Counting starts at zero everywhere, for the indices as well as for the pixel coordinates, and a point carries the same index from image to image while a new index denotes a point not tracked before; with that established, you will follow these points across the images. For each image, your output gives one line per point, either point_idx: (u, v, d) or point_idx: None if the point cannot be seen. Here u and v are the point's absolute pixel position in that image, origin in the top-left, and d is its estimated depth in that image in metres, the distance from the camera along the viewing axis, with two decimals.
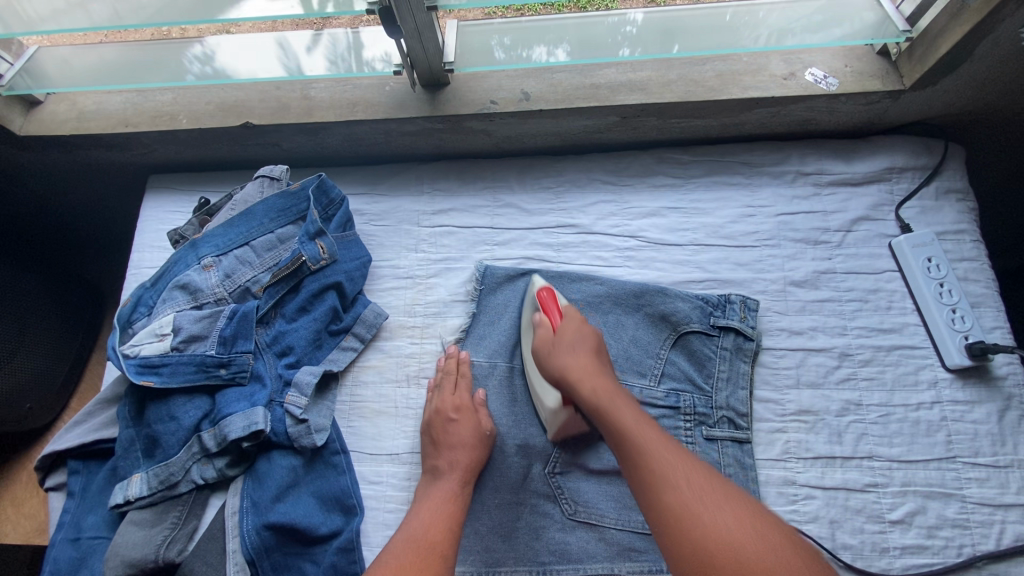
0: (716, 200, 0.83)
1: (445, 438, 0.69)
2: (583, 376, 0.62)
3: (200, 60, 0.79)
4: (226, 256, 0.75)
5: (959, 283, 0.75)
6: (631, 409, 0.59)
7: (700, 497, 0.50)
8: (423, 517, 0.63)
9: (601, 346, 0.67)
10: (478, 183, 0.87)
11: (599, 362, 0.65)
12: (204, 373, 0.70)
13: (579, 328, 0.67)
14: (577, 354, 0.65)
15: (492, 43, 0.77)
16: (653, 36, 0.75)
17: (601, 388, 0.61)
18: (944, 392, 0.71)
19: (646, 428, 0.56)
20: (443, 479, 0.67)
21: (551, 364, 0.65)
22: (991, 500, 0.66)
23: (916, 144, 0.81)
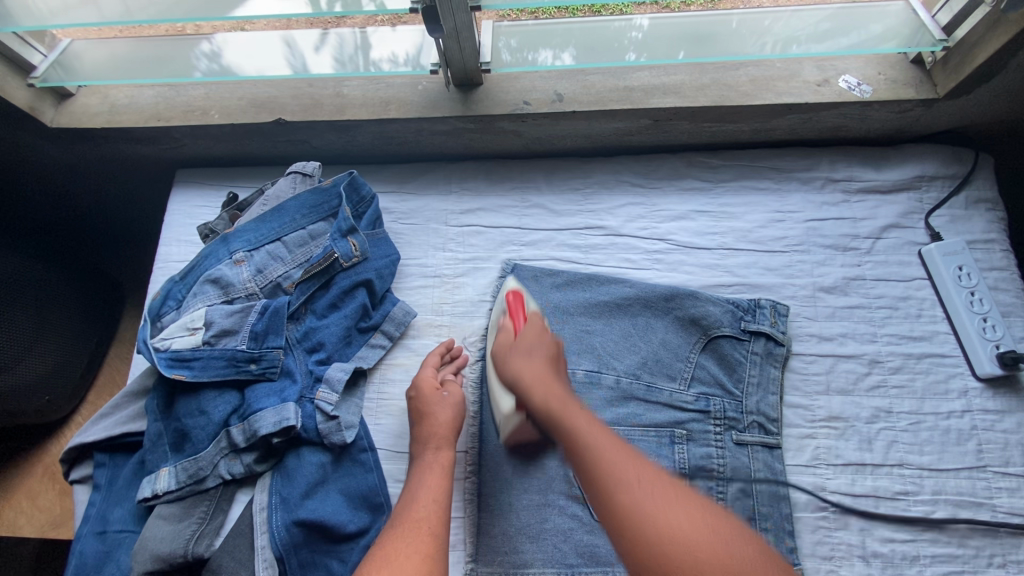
0: (745, 205, 0.83)
1: (423, 414, 0.69)
2: (536, 383, 0.63)
3: (208, 57, 0.80)
4: (258, 251, 0.75)
5: (990, 292, 0.75)
6: (582, 412, 0.59)
7: (664, 505, 0.49)
8: (412, 494, 0.62)
9: (557, 356, 0.68)
10: (507, 183, 0.87)
11: (556, 370, 0.66)
12: (235, 368, 0.70)
13: (539, 335, 0.69)
14: (532, 359, 0.66)
15: (512, 44, 0.78)
16: (659, 45, 0.75)
17: (553, 394, 0.62)
18: (975, 401, 0.71)
19: (597, 430, 0.56)
20: (423, 455, 0.66)
21: (507, 371, 0.66)
22: (1021, 509, 0.67)
23: (946, 152, 0.81)
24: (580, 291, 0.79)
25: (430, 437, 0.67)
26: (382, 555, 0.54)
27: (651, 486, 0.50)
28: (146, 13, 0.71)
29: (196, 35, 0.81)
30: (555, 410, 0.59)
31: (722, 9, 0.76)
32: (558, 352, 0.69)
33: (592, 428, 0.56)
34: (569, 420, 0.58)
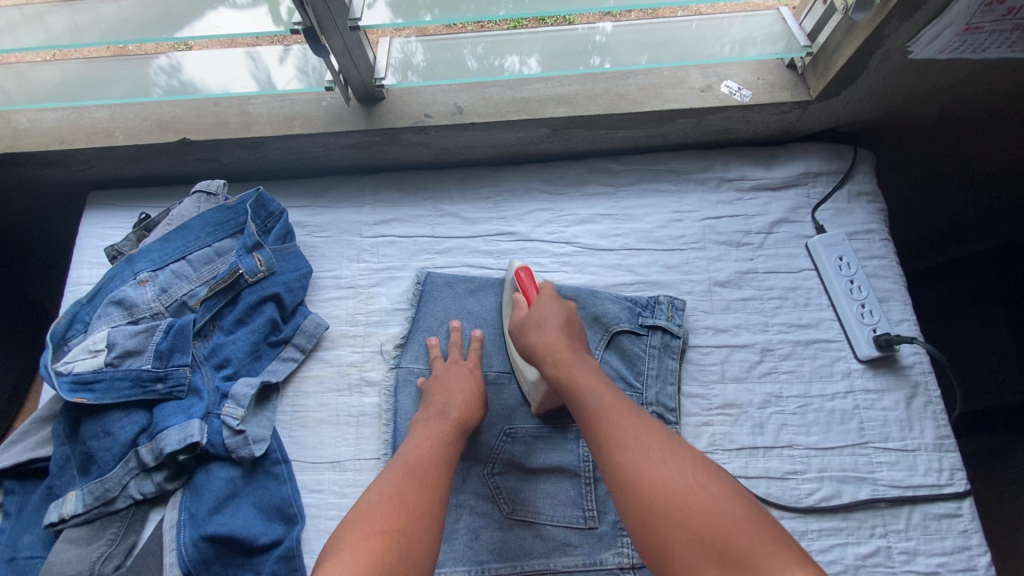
0: (645, 206, 0.87)
1: (444, 388, 0.72)
2: (547, 351, 0.68)
3: (166, 71, 0.79)
4: (162, 271, 0.75)
5: (868, 279, 0.80)
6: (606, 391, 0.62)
7: (652, 459, 0.53)
8: (421, 451, 0.63)
9: (573, 317, 0.73)
10: (420, 194, 0.89)
11: (569, 334, 0.71)
12: (140, 388, 0.70)
13: (551, 303, 0.72)
14: (547, 327, 0.70)
15: (428, 56, 0.80)
16: (623, 46, 0.79)
17: (562, 360, 0.67)
18: (857, 381, 0.76)
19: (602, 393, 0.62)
20: (440, 421, 0.67)
21: (526, 339, 0.71)
22: (900, 481, 0.71)
23: (829, 149, 0.87)
24: (492, 296, 0.82)
25: (444, 411, 0.69)
26: (386, 500, 0.57)
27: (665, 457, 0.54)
28: (75, 33, 0.72)
29: (141, 56, 0.80)
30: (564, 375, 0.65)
31: (657, 18, 0.80)
32: (570, 314, 0.73)
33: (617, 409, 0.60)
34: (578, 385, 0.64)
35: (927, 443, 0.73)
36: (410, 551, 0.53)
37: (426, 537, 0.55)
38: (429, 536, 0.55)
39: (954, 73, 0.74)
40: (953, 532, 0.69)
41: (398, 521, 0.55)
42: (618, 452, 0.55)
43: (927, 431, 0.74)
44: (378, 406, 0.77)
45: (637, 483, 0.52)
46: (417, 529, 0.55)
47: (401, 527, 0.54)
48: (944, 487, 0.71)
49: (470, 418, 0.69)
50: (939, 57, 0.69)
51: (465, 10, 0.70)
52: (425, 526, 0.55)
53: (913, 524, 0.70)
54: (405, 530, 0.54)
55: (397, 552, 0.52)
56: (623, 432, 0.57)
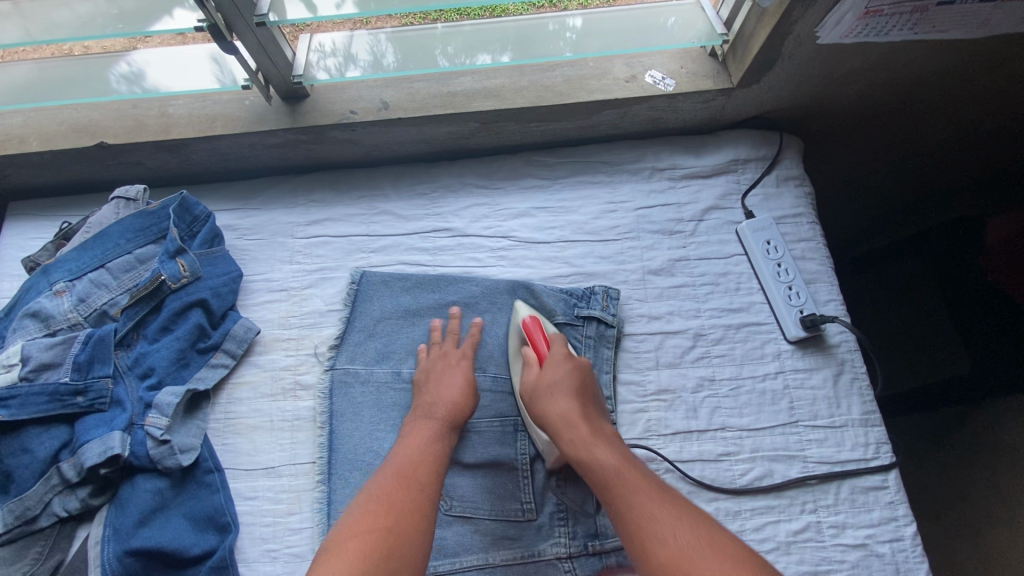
0: (580, 198, 0.87)
1: (433, 385, 0.72)
2: (562, 426, 0.67)
3: (128, 80, 0.76)
4: (80, 281, 0.73)
5: (796, 262, 0.82)
6: (650, 493, 0.60)
7: (699, 553, 0.54)
8: (412, 453, 0.65)
9: (585, 380, 0.71)
10: (355, 192, 0.88)
11: (583, 403, 0.69)
12: (59, 403, 0.67)
13: (562, 364, 0.71)
14: (559, 398, 0.68)
15: (398, 57, 0.78)
16: (592, 38, 0.79)
17: (579, 437, 0.66)
18: (787, 362, 0.77)
19: (629, 475, 0.62)
20: (431, 421, 0.69)
21: (536, 409, 0.69)
22: (829, 457, 0.73)
23: (755, 136, 0.88)
24: (429, 293, 0.82)
25: (430, 410, 0.70)
26: (376, 503, 0.59)
27: (715, 565, 0.53)
28: None
29: (76, 55, 0.77)
30: (585, 457, 0.64)
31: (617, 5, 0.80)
32: (583, 375, 0.71)
33: (654, 505, 0.58)
34: (600, 467, 0.63)
35: (854, 419, 0.75)
36: (401, 549, 0.56)
37: (413, 533, 0.57)
38: (417, 536, 0.57)
39: (868, 59, 0.76)
40: (880, 505, 0.71)
41: (385, 520, 0.57)
42: (660, 557, 0.55)
43: (854, 407, 0.75)
44: (313, 410, 0.76)
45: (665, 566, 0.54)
46: (405, 527, 0.57)
47: (389, 526, 0.57)
48: (870, 461, 0.73)
49: (460, 412, 0.70)
50: (846, 41, 0.71)
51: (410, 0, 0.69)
52: (414, 526, 0.58)
53: (841, 498, 0.72)
54: (392, 529, 0.56)
55: (386, 552, 0.55)
56: (654, 522, 0.57)
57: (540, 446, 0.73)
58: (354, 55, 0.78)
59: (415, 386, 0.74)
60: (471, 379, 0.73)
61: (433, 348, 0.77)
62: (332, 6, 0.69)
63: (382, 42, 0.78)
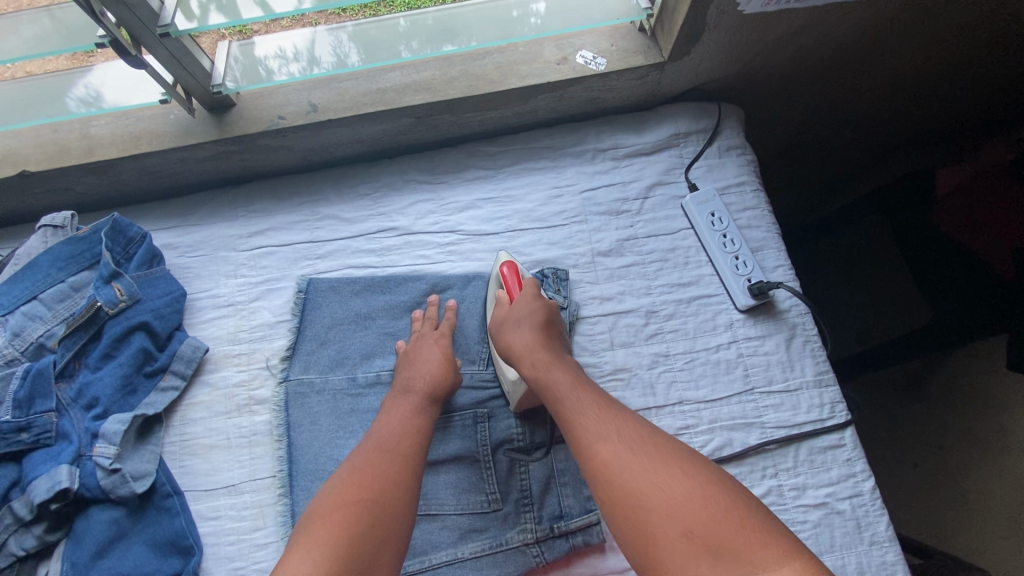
0: (526, 186, 0.86)
1: (412, 360, 0.73)
2: (522, 350, 0.68)
3: (87, 101, 0.73)
4: (13, 315, 0.71)
5: (741, 231, 0.82)
6: (595, 410, 0.61)
7: (631, 455, 0.55)
8: (391, 428, 0.66)
9: (551, 317, 0.72)
10: (296, 199, 0.86)
11: (547, 335, 0.70)
12: (3, 441, 0.66)
13: (530, 303, 0.72)
14: (523, 328, 0.70)
15: (363, 54, 0.76)
16: (559, 15, 0.78)
17: (539, 360, 0.67)
18: (739, 331, 0.78)
19: (579, 393, 0.63)
20: (410, 396, 0.69)
21: (501, 338, 0.71)
22: (786, 421, 0.74)
23: (695, 108, 0.88)
24: (379, 294, 0.81)
25: (410, 385, 0.70)
26: (359, 472, 0.60)
27: (652, 465, 0.54)
28: None
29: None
30: (543, 374, 0.66)
31: None
32: (551, 312, 0.72)
33: (596, 416, 0.60)
34: (552, 383, 0.65)
35: (808, 380, 0.76)
36: (382, 517, 0.56)
37: (400, 504, 0.58)
38: (401, 506, 0.58)
39: (794, 23, 0.76)
40: (838, 463, 0.72)
41: (369, 490, 0.58)
42: (599, 447, 0.57)
43: (807, 369, 0.76)
44: (270, 424, 0.75)
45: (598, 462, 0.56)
46: (388, 497, 0.58)
47: (371, 496, 0.57)
48: (827, 420, 0.74)
49: (439, 386, 0.70)
50: (770, 8, 0.71)
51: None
52: (396, 495, 0.59)
53: (801, 460, 0.73)
54: (375, 499, 0.57)
55: (368, 519, 0.55)
56: (596, 425, 0.59)
57: (507, 384, 0.74)
58: (319, 57, 0.76)
59: (398, 364, 0.75)
60: (450, 353, 0.74)
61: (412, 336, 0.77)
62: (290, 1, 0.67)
63: (347, 41, 0.76)
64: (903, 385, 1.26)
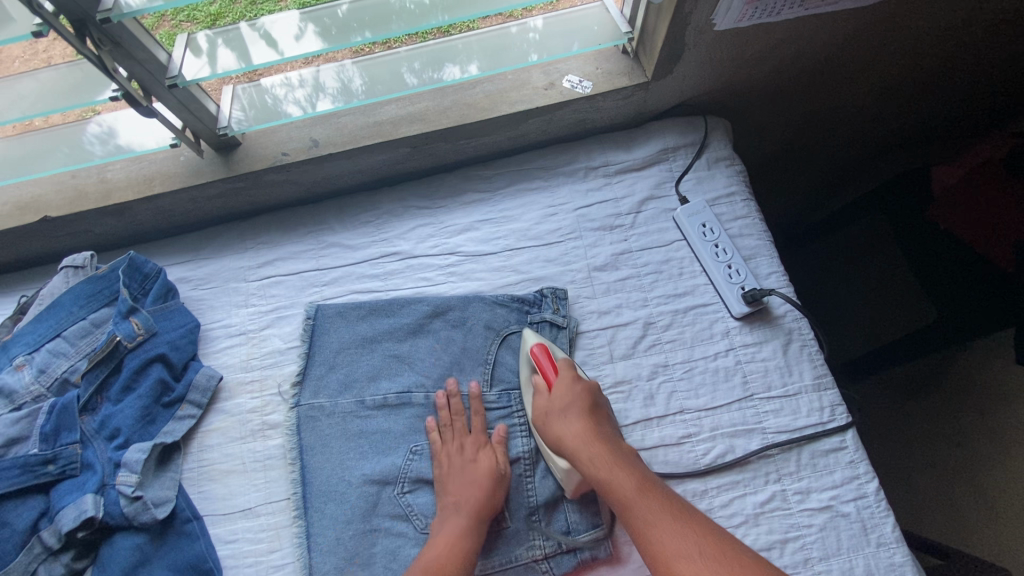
0: (522, 205, 0.89)
1: (455, 475, 0.72)
2: (580, 445, 0.68)
3: (101, 140, 0.78)
4: (38, 352, 0.74)
5: (733, 240, 0.84)
6: (665, 519, 0.61)
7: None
8: (438, 554, 0.65)
9: (596, 403, 0.72)
10: (302, 229, 0.90)
11: (593, 421, 0.70)
12: (31, 473, 0.69)
13: (571, 388, 0.72)
14: (572, 420, 0.70)
15: (366, 79, 0.80)
16: (554, 40, 0.82)
17: (597, 457, 0.68)
18: (736, 338, 0.79)
19: (648, 498, 0.63)
20: (456, 517, 0.69)
21: (550, 432, 0.71)
22: (787, 426, 0.75)
23: (683, 123, 0.91)
24: (384, 317, 0.84)
25: (457, 505, 0.70)
26: None
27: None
28: None
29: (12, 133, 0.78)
30: (606, 479, 0.66)
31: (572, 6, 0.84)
32: (594, 394, 0.73)
33: (670, 530, 0.60)
34: (617, 489, 0.64)
35: (807, 384, 0.77)
36: None
37: None
38: None
39: (770, 38, 0.79)
40: (841, 465, 0.73)
41: None
42: (681, 570, 0.57)
43: (805, 372, 0.77)
44: (283, 448, 0.78)
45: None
46: None
47: None
48: (828, 423, 0.75)
49: (484, 503, 0.70)
50: (743, 24, 0.74)
51: (357, 29, 0.71)
52: None
53: (803, 464, 0.73)
54: None
55: None
56: (665, 534, 0.60)
57: (557, 472, 0.72)
58: (322, 83, 0.80)
59: (436, 465, 0.74)
60: (496, 468, 0.73)
61: (444, 428, 0.76)
62: (294, 41, 0.70)
63: (351, 66, 0.80)
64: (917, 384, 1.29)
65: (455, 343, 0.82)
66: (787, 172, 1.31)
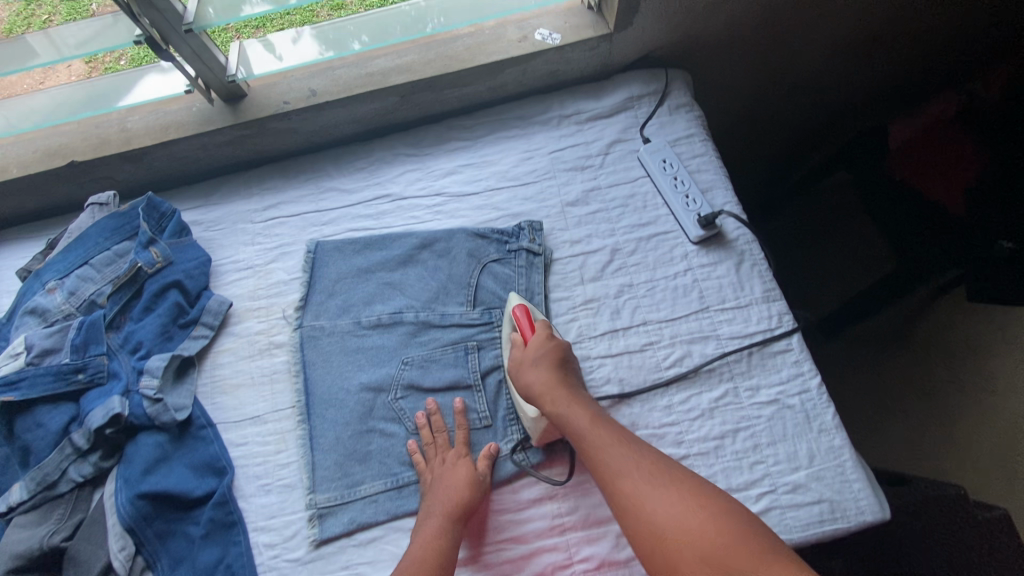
0: (502, 150, 0.98)
1: (436, 479, 0.75)
2: (546, 391, 0.74)
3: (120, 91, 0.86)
4: (68, 277, 0.83)
5: (691, 175, 0.93)
6: (617, 448, 0.68)
7: (652, 491, 0.63)
8: (414, 554, 0.68)
9: (565, 357, 0.78)
10: (301, 176, 0.99)
11: (562, 374, 0.76)
12: (63, 381, 0.78)
13: (544, 344, 0.77)
14: (542, 372, 0.75)
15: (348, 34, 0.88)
16: None
17: (561, 398, 0.73)
18: (694, 260, 0.88)
19: (599, 428, 0.70)
20: (433, 519, 0.71)
21: (522, 382, 0.77)
22: (739, 333, 0.84)
23: (646, 75, 1.00)
24: (377, 250, 0.93)
25: (433, 508, 0.72)
26: None
27: (670, 495, 0.63)
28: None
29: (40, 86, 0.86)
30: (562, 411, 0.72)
31: None
32: (564, 351, 0.78)
33: (619, 455, 0.68)
34: (574, 421, 0.71)
35: (757, 297, 0.86)
36: None
37: None
38: None
39: None
40: (787, 365, 0.82)
41: None
42: (623, 485, 0.65)
43: (755, 288, 0.86)
44: (288, 363, 0.86)
45: (625, 501, 0.64)
46: None
47: None
48: (775, 330, 0.84)
49: (461, 505, 0.72)
50: None
51: None
52: None
53: (753, 365, 0.82)
54: None
55: None
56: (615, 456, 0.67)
57: (528, 421, 0.78)
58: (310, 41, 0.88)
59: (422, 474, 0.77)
60: (476, 476, 0.75)
61: (427, 441, 0.79)
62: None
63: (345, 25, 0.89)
64: (887, 339, 1.40)
65: (441, 271, 0.90)
66: (750, 138, 1.40)
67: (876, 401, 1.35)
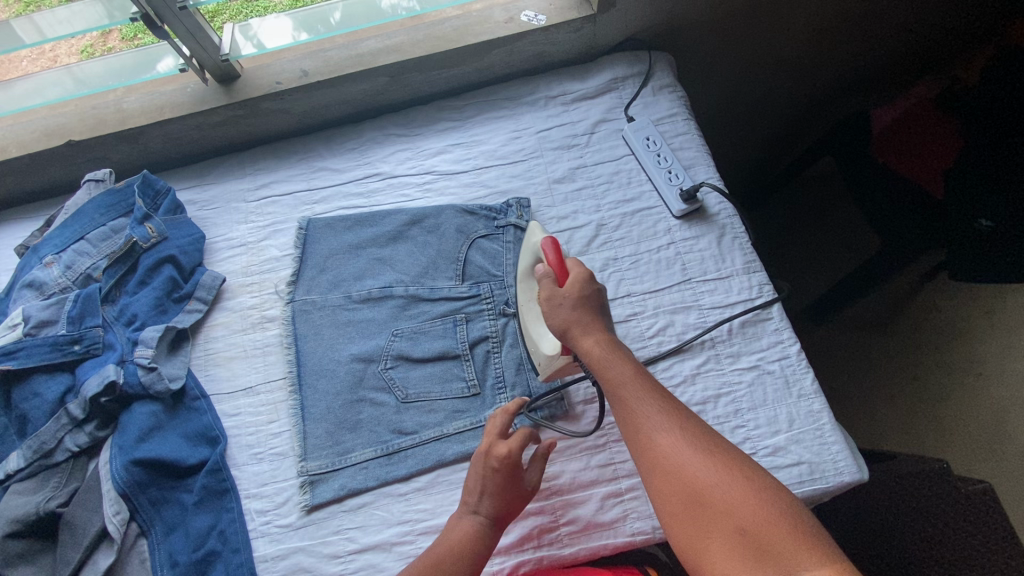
0: (490, 130, 1.00)
1: (488, 475, 0.69)
2: (577, 334, 0.71)
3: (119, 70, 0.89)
4: (65, 252, 0.85)
5: (674, 152, 0.95)
6: (653, 402, 0.64)
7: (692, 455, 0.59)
8: (444, 545, 0.66)
9: (599, 302, 0.73)
10: (294, 157, 1.01)
11: (593, 318, 0.72)
12: (60, 351, 0.79)
13: (579, 287, 0.73)
14: (573, 315, 0.71)
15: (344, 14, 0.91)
16: None
17: (597, 343, 0.70)
18: (677, 234, 0.90)
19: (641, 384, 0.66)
20: (472, 516, 0.68)
21: (552, 319, 0.72)
22: (720, 303, 0.86)
23: (630, 56, 1.03)
24: (368, 227, 0.95)
25: (476, 505, 0.68)
26: None
27: (710, 465, 0.58)
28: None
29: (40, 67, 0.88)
30: (601, 359, 0.69)
31: None
32: (597, 293, 0.74)
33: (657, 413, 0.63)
34: (612, 370, 0.68)
35: (738, 269, 0.88)
36: None
37: None
38: None
39: None
40: (767, 333, 0.84)
41: None
42: (661, 444, 0.61)
43: (737, 260, 0.88)
44: (280, 336, 0.88)
45: (658, 462, 0.60)
46: None
47: None
48: (756, 300, 0.86)
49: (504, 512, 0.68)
50: None
51: None
52: None
53: (735, 333, 0.84)
54: None
55: None
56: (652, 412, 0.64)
57: (540, 354, 0.79)
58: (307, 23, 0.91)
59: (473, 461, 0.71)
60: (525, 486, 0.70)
61: (490, 434, 0.72)
62: None
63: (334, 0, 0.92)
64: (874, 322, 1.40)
65: (431, 247, 0.92)
66: (733, 125, 1.41)
67: (872, 381, 1.34)
